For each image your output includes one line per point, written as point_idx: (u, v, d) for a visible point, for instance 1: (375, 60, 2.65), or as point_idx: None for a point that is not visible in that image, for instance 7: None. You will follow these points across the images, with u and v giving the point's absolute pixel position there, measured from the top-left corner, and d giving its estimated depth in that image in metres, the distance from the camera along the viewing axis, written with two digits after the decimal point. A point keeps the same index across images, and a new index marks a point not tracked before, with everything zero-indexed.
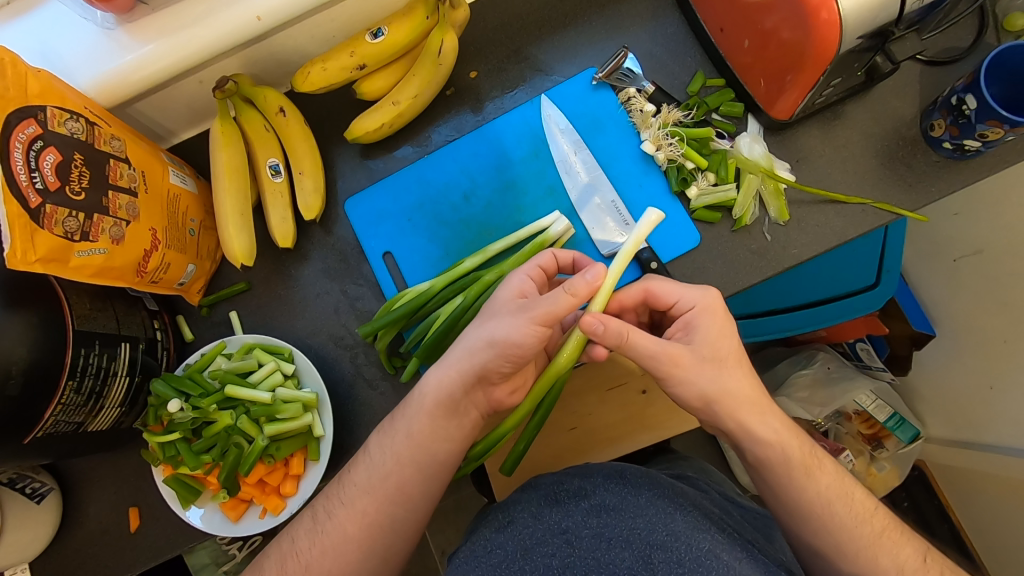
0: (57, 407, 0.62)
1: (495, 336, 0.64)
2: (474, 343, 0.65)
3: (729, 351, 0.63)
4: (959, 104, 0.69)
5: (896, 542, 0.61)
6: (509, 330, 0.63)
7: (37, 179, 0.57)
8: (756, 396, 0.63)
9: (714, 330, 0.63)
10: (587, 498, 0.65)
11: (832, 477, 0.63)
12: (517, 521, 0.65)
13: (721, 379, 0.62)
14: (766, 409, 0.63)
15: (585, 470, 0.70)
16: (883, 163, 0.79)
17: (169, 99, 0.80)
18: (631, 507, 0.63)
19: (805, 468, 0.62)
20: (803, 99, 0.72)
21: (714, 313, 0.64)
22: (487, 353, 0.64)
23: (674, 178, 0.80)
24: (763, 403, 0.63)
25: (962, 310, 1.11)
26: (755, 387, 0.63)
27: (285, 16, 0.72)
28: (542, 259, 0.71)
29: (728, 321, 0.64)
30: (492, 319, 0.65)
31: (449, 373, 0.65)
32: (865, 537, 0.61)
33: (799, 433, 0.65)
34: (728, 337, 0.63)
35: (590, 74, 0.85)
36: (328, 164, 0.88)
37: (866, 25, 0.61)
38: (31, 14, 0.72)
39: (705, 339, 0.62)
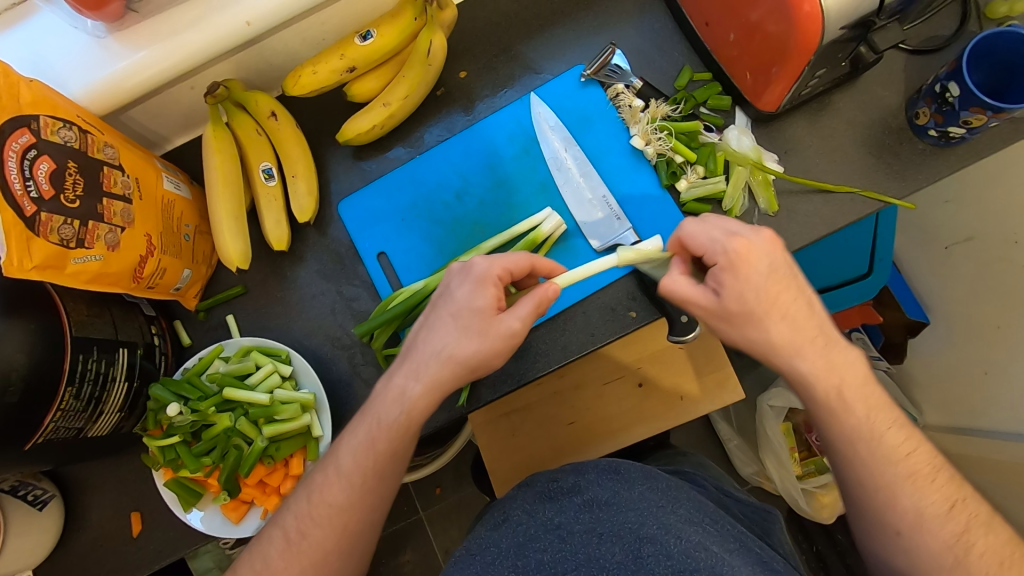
0: (57, 413, 0.63)
1: (475, 354, 0.63)
2: (430, 358, 0.63)
3: (758, 294, 0.59)
4: (943, 91, 0.70)
5: (919, 486, 0.57)
6: (488, 357, 0.63)
7: (32, 188, 0.58)
8: (798, 333, 0.59)
9: (740, 285, 0.59)
10: (580, 493, 0.66)
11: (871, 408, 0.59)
12: (511, 518, 0.66)
13: (751, 322, 0.59)
14: (802, 345, 0.59)
15: (580, 465, 0.71)
16: (871, 151, 0.79)
17: (162, 107, 0.80)
18: (623, 502, 0.63)
19: (833, 407, 0.59)
20: (789, 90, 0.73)
21: (736, 263, 0.59)
22: (463, 371, 0.63)
23: (664, 172, 0.81)
24: (809, 334, 0.59)
25: (956, 295, 1.12)
26: (790, 321, 0.59)
27: (274, 20, 0.72)
28: (517, 264, 0.67)
29: (760, 263, 0.59)
30: (460, 333, 0.63)
31: (421, 385, 0.63)
32: (883, 477, 0.58)
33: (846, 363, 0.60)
34: (756, 280, 0.59)
35: (579, 71, 0.85)
36: (320, 167, 0.88)
37: (848, 16, 0.62)
38: (23, 24, 0.73)
39: (732, 293, 0.59)
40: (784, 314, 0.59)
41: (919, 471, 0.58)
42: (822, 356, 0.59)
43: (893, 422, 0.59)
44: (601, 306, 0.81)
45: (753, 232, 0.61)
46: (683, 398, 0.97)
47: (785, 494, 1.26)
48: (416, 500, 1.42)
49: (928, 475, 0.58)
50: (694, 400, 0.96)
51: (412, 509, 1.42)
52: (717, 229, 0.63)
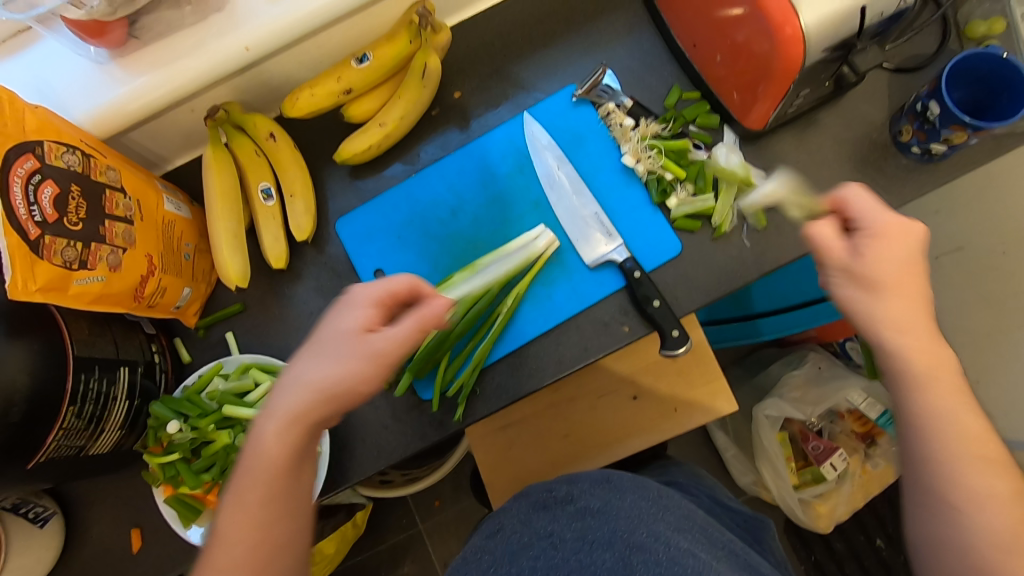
0: (59, 432, 0.64)
1: (333, 378, 0.57)
2: (298, 387, 0.57)
3: (889, 273, 0.55)
4: (923, 110, 0.72)
5: (986, 481, 0.51)
6: (349, 382, 0.57)
7: (36, 213, 0.60)
8: (909, 320, 0.54)
9: (890, 256, 0.55)
10: (573, 502, 0.67)
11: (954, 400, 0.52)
12: (505, 526, 0.67)
13: (857, 300, 0.56)
14: (908, 328, 0.54)
15: (573, 476, 0.72)
16: (856, 167, 0.81)
17: (163, 129, 0.82)
18: (615, 510, 0.64)
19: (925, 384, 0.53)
20: (775, 109, 0.75)
21: (888, 234, 0.56)
22: (320, 399, 0.57)
23: (654, 190, 0.83)
24: (920, 315, 0.54)
25: (947, 305, 1.13)
26: (909, 302, 0.54)
27: (272, 45, 0.74)
28: (394, 285, 0.62)
29: (909, 244, 0.56)
30: (319, 359, 0.58)
31: (275, 421, 0.56)
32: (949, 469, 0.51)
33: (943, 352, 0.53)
34: (890, 261, 0.55)
35: (570, 91, 0.87)
36: (318, 186, 0.90)
37: (830, 38, 0.64)
38: (28, 51, 0.75)
39: (877, 261, 0.55)
40: (904, 299, 0.54)
41: (989, 481, 0.51)
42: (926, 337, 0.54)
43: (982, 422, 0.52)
44: (593, 320, 0.82)
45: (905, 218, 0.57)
46: (677, 409, 0.98)
47: (783, 504, 1.28)
48: (415, 512, 1.42)
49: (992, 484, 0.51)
50: (688, 412, 0.97)
51: (411, 521, 1.42)
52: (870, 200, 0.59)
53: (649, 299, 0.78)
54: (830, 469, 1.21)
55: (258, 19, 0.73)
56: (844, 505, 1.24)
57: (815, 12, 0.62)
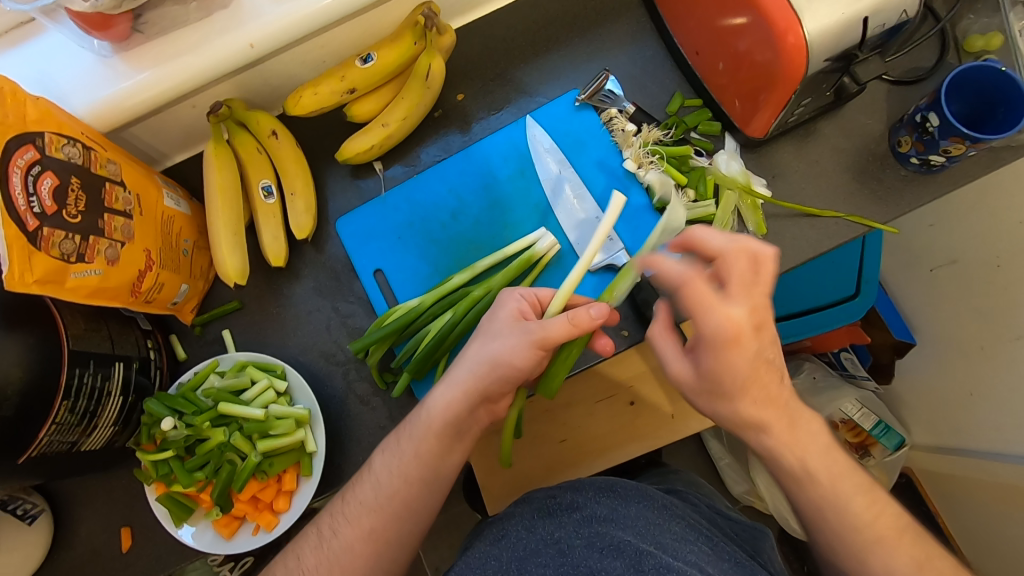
0: (51, 427, 0.63)
1: (498, 354, 0.63)
2: (476, 363, 0.64)
3: (739, 377, 0.57)
4: (923, 121, 0.73)
5: (890, 548, 0.58)
6: (512, 354, 0.63)
7: (35, 204, 0.59)
8: (767, 415, 0.59)
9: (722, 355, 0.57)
10: (579, 509, 0.67)
11: (837, 472, 0.60)
12: (510, 534, 0.66)
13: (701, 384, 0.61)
14: (770, 423, 0.59)
15: (576, 484, 0.71)
16: (855, 177, 0.82)
17: (164, 124, 0.82)
18: (622, 518, 0.65)
19: (796, 476, 0.60)
20: (776, 117, 0.75)
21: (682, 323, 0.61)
22: (486, 369, 0.64)
23: (655, 195, 0.83)
24: (779, 409, 0.59)
25: (943, 316, 1.14)
26: (764, 401, 0.59)
27: (277, 43, 0.74)
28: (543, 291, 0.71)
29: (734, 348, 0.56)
30: (491, 339, 0.65)
31: (452, 390, 0.64)
32: (854, 543, 0.59)
33: (810, 436, 0.60)
34: (738, 364, 0.57)
35: (573, 95, 0.88)
36: (319, 185, 0.90)
37: (831, 48, 0.65)
38: (30, 43, 0.75)
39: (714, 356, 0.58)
40: (757, 397, 0.58)
41: (887, 534, 0.58)
42: (790, 431, 0.59)
43: (860, 488, 0.60)
44: None
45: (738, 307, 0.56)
46: (674, 416, 0.98)
47: (777, 514, 1.28)
48: None
49: (895, 538, 0.58)
50: (685, 418, 0.97)
51: None
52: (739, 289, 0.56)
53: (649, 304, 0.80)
54: None
55: (262, 17, 0.73)
56: None
57: (817, 22, 0.63)
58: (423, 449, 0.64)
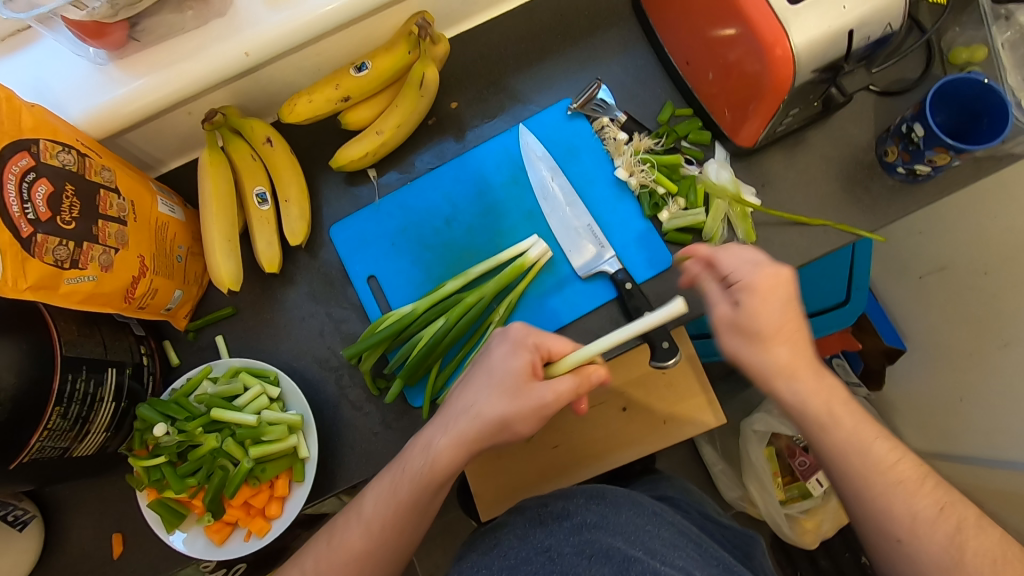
0: (43, 433, 0.63)
1: (504, 415, 0.62)
2: (480, 418, 0.62)
3: (771, 323, 0.60)
4: (908, 131, 0.74)
5: (911, 492, 0.55)
6: (517, 413, 0.61)
7: (29, 210, 0.59)
8: (797, 359, 0.60)
9: (761, 309, 0.60)
10: (569, 517, 0.67)
11: (859, 420, 0.58)
12: (502, 542, 0.66)
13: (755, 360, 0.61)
14: (801, 369, 0.60)
15: (568, 491, 0.72)
16: (843, 186, 0.83)
17: (159, 130, 0.82)
18: (611, 525, 0.65)
19: (820, 420, 0.59)
20: (764, 127, 0.76)
21: (755, 290, 0.61)
22: (491, 427, 0.62)
23: (646, 203, 0.83)
24: (808, 358, 0.61)
25: (933, 322, 1.15)
26: (795, 350, 0.60)
27: (272, 51, 0.75)
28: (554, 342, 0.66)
29: (774, 297, 0.60)
30: (495, 394, 0.62)
31: (447, 439, 0.62)
32: (873, 487, 0.56)
33: (833, 386, 0.61)
34: (773, 307, 0.60)
35: (565, 104, 0.88)
36: (313, 192, 0.90)
37: (818, 60, 0.67)
38: (26, 51, 0.75)
39: (751, 310, 0.60)
40: (790, 343, 0.60)
41: (908, 477, 0.55)
42: (817, 378, 0.60)
43: (881, 435, 0.58)
44: (584, 330, 0.83)
45: (773, 265, 0.61)
46: (666, 421, 0.98)
47: (771, 521, 1.28)
48: None
49: None
50: (677, 424, 0.98)
51: None
52: (751, 257, 0.63)
53: (641, 311, 0.79)
54: (815, 485, 1.23)
55: (257, 25, 0.74)
56: (830, 520, 1.26)
57: (804, 34, 0.65)
58: (409, 497, 0.62)
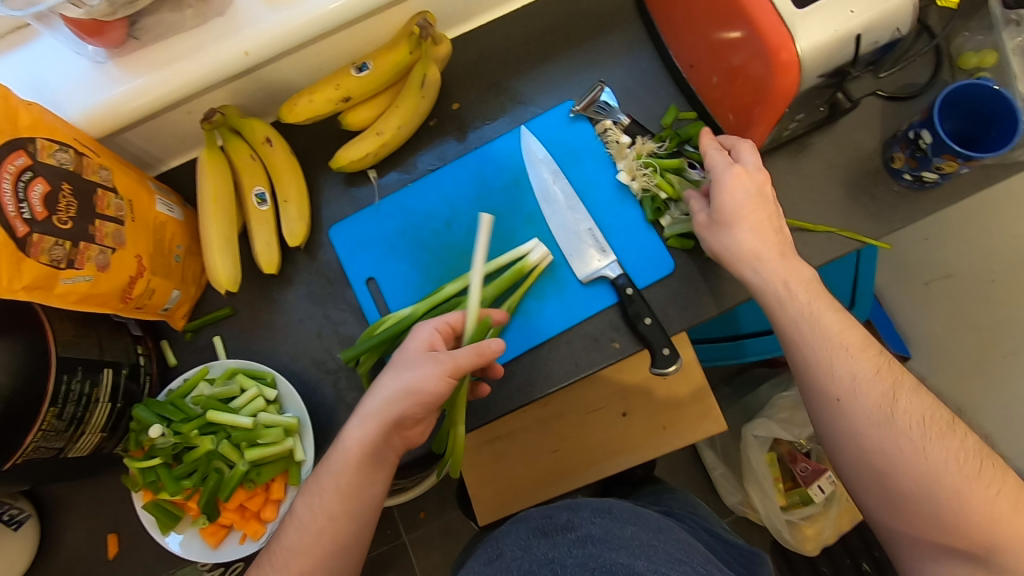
0: (38, 434, 0.63)
1: (411, 383, 0.62)
2: (390, 393, 0.62)
3: (739, 203, 0.67)
4: (916, 138, 0.73)
5: (853, 354, 0.61)
6: (423, 380, 0.62)
7: (25, 210, 0.59)
8: (764, 243, 0.66)
9: (736, 193, 0.67)
10: (574, 530, 0.67)
11: (813, 295, 0.64)
12: (505, 553, 0.66)
13: (745, 247, 0.66)
14: (765, 251, 0.66)
15: (572, 505, 0.72)
16: (848, 193, 0.82)
17: (158, 129, 0.82)
18: (615, 538, 0.65)
19: (778, 299, 0.65)
20: (770, 132, 0.75)
21: (733, 177, 0.68)
22: (405, 401, 0.61)
23: (648, 208, 0.83)
24: (775, 243, 0.66)
25: (938, 329, 1.14)
26: (759, 230, 0.66)
27: (272, 51, 0.75)
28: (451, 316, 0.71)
29: (750, 184, 0.67)
30: (399, 368, 0.63)
31: (364, 424, 0.61)
32: (818, 350, 0.61)
33: (797, 268, 0.66)
34: (742, 193, 0.67)
35: (568, 107, 0.88)
36: (313, 192, 0.89)
37: (823, 66, 0.66)
38: (24, 49, 0.75)
39: (728, 197, 0.68)
40: (754, 225, 0.66)
41: (853, 344, 0.61)
42: (782, 261, 0.65)
43: (831, 307, 0.64)
44: (585, 336, 0.81)
45: (753, 164, 0.69)
46: (666, 428, 0.97)
47: (771, 527, 1.27)
48: (400, 523, 1.43)
49: None
50: (677, 430, 0.97)
51: (395, 532, 1.42)
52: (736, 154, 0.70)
53: (641, 317, 0.78)
54: (817, 492, 1.22)
55: (257, 25, 0.73)
56: (831, 528, 1.25)
57: (810, 39, 0.63)
58: (342, 482, 0.61)
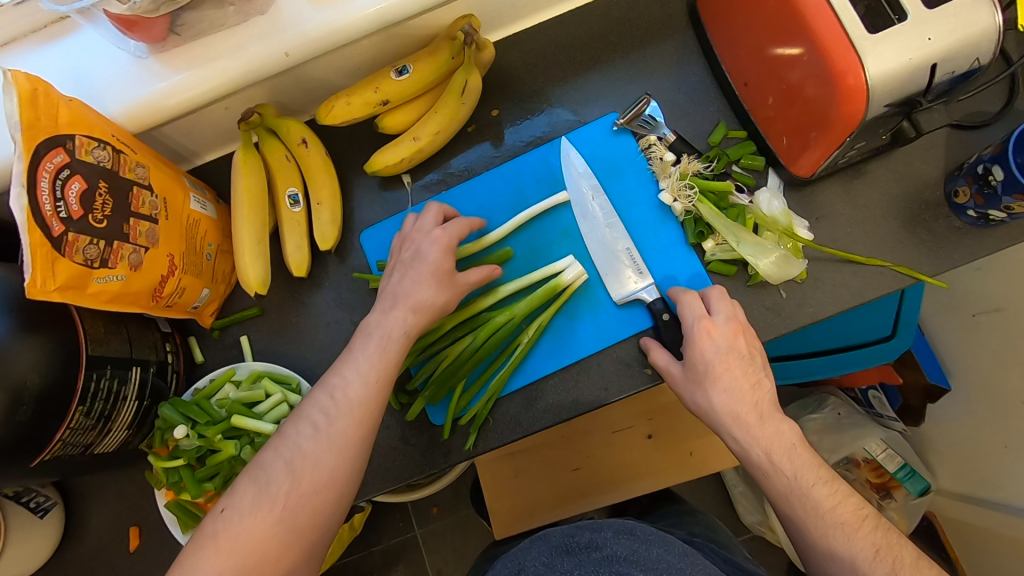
0: (67, 430, 0.63)
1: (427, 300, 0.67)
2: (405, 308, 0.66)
3: (707, 361, 0.66)
4: (986, 173, 0.69)
5: (849, 533, 0.56)
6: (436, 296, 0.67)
7: (61, 209, 0.59)
8: (738, 402, 0.63)
9: (701, 353, 0.66)
10: (599, 549, 0.64)
11: (801, 464, 0.60)
12: (527, 569, 0.64)
13: (717, 406, 0.64)
14: (741, 413, 0.63)
15: (596, 524, 0.69)
16: (904, 225, 0.78)
17: (195, 124, 0.81)
18: (643, 559, 0.61)
19: (764, 469, 0.62)
20: (826, 159, 0.71)
21: (698, 335, 0.67)
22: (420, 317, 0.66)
23: (690, 230, 0.79)
24: (752, 403, 0.63)
25: (981, 363, 1.08)
26: (730, 386, 0.64)
27: (312, 52, 0.73)
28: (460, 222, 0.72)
29: (716, 339, 0.66)
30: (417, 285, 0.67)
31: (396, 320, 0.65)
32: (814, 529, 0.57)
33: (778, 433, 0.62)
34: (709, 350, 0.66)
35: (611, 119, 0.84)
36: (346, 195, 0.88)
37: (894, 94, 0.61)
38: (65, 39, 0.74)
39: (694, 356, 0.67)
40: (728, 384, 0.64)
41: (847, 519, 0.57)
42: (760, 423, 0.62)
43: (822, 476, 0.59)
44: (616, 360, 0.79)
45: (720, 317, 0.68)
46: (693, 453, 0.96)
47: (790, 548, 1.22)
48: (413, 517, 1.43)
49: None
50: (704, 457, 0.95)
51: (407, 525, 1.42)
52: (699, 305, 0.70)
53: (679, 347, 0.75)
54: None
55: (300, 25, 0.71)
56: None
57: (881, 65, 0.59)
58: (357, 392, 0.60)
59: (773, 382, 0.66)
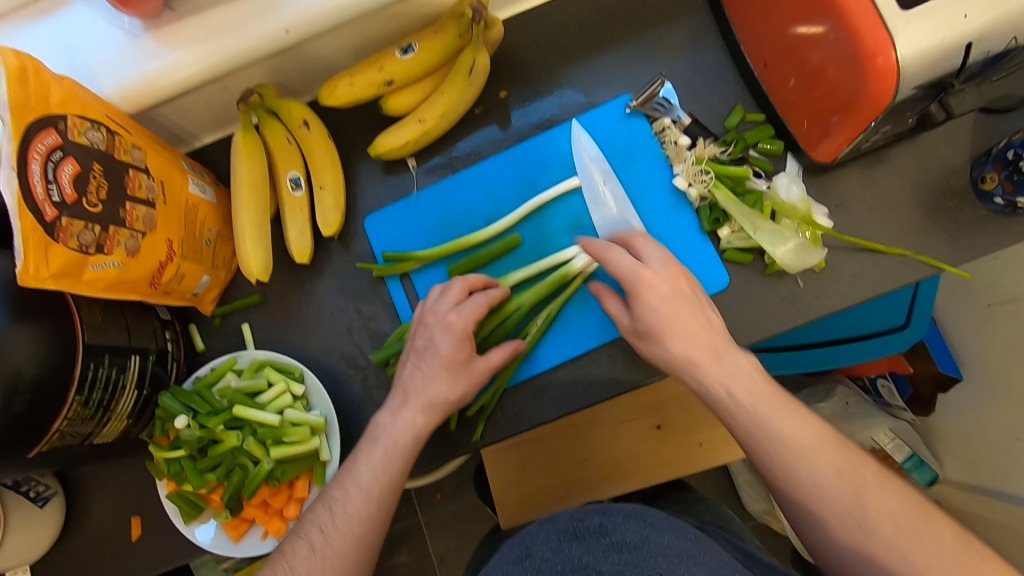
0: (64, 420, 0.62)
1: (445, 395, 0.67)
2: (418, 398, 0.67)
3: (661, 314, 0.65)
4: (1016, 159, 0.67)
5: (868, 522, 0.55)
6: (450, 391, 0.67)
7: (54, 192, 0.56)
8: (696, 347, 0.63)
9: (651, 306, 0.65)
10: (608, 534, 0.58)
11: (761, 397, 0.61)
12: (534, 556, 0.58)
13: (682, 355, 0.64)
14: (699, 358, 0.63)
15: (603, 506, 0.63)
16: (927, 213, 0.75)
17: (193, 105, 0.78)
18: (655, 548, 0.56)
19: (726, 405, 0.62)
20: (848, 143, 0.68)
21: (642, 287, 0.66)
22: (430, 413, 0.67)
23: (705, 218, 0.77)
24: (706, 343, 0.64)
25: (995, 354, 1.06)
26: (684, 335, 0.64)
27: (314, 29, 0.70)
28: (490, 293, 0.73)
29: (660, 288, 0.66)
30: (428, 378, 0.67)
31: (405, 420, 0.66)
32: (826, 512, 0.56)
33: (735, 367, 0.63)
34: (656, 304, 0.65)
35: (624, 101, 0.82)
36: (349, 179, 0.86)
37: (925, 75, 0.59)
38: (57, 15, 0.71)
39: (644, 311, 0.66)
40: (683, 334, 0.64)
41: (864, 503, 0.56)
42: (717, 362, 0.63)
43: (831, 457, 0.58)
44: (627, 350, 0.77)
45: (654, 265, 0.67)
46: (702, 444, 0.93)
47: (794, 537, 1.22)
48: (416, 502, 1.42)
49: None
50: (714, 447, 0.93)
51: (411, 511, 1.42)
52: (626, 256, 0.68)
53: None
54: None
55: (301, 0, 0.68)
56: None
57: (913, 44, 0.56)
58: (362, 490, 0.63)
59: (716, 311, 0.67)
